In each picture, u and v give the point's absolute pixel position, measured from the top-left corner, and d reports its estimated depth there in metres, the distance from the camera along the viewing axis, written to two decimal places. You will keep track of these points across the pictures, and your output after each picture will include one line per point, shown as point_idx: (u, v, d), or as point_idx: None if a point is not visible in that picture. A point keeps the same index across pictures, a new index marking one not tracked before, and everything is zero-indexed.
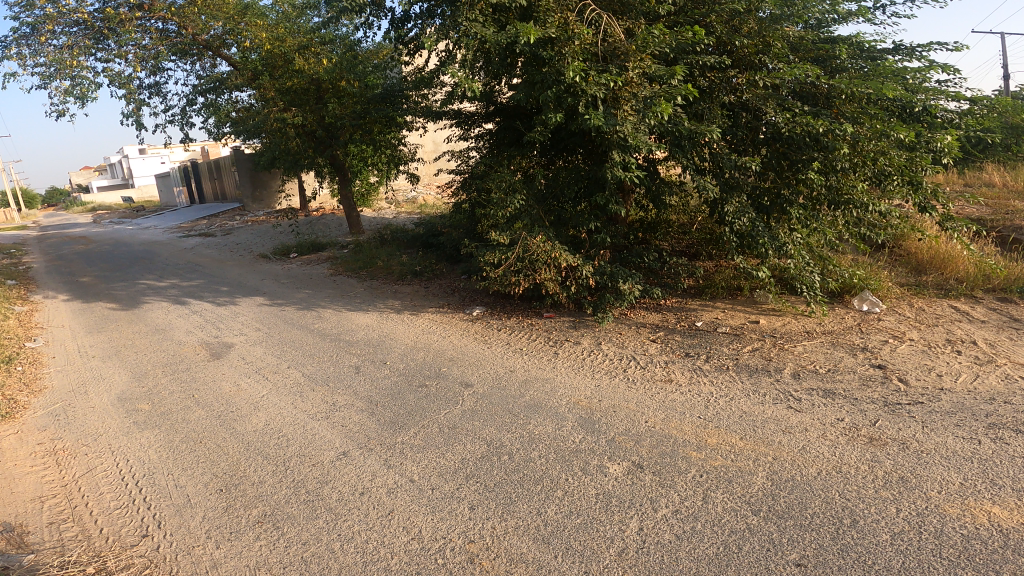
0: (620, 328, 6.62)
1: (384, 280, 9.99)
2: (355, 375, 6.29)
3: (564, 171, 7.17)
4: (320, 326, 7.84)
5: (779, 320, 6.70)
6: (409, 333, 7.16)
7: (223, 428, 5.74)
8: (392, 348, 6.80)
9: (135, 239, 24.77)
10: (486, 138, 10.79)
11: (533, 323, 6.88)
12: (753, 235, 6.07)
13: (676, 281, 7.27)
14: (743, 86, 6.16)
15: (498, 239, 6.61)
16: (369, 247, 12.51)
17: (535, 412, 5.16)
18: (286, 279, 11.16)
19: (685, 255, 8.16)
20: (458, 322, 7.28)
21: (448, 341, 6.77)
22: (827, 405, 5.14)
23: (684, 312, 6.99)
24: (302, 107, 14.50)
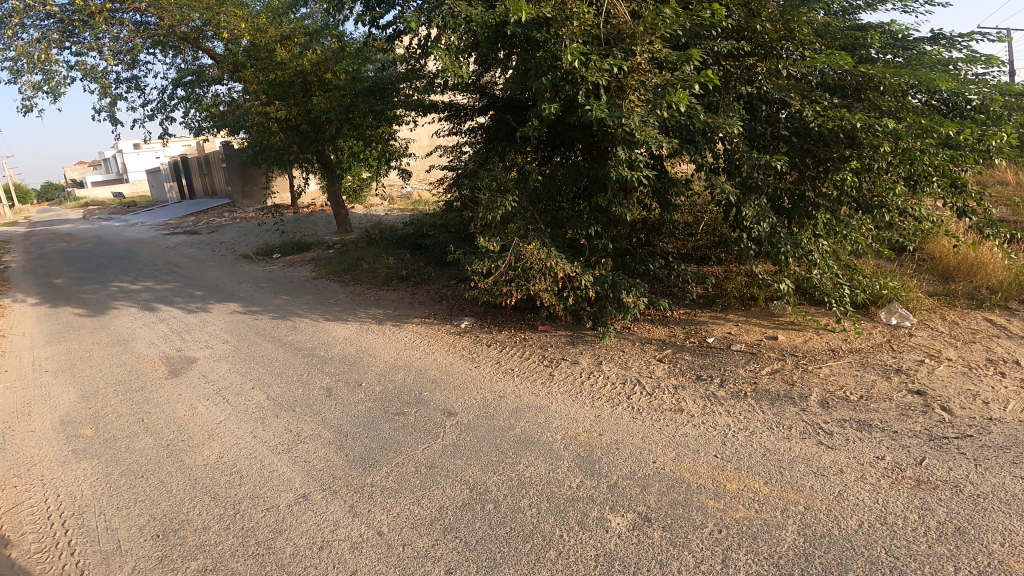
0: (623, 345, 5.92)
1: (367, 284, 9.26)
2: (325, 400, 5.59)
3: (562, 170, 6.46)
4: (293, 338, 7.13)
5: (800, 336, 5.98)
6: (389, 349, 6.45)
7: (172, 461, 5.04)
8: (368, 367, 6.10)
9: (120, 237, 23.97)
10: (480, 134, 10.08)
11: (526, 339, 6.17)
12: (775, 242, 5.33)
13: (685, 291, 6.54)
14: (763, 76, 5.48)
15: (486, 246, 5.88)
16: (355, 248, 11.77)
17: (526, 450, 4.48)
18: (264, 282, 10.42)
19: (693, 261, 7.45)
20: (443, 335, 6.56)
21: (430, 359, 6.06)
22: (862, 441, 4.45)
23: (693, 326, 6.28)
24: (286, 100, 13.72)
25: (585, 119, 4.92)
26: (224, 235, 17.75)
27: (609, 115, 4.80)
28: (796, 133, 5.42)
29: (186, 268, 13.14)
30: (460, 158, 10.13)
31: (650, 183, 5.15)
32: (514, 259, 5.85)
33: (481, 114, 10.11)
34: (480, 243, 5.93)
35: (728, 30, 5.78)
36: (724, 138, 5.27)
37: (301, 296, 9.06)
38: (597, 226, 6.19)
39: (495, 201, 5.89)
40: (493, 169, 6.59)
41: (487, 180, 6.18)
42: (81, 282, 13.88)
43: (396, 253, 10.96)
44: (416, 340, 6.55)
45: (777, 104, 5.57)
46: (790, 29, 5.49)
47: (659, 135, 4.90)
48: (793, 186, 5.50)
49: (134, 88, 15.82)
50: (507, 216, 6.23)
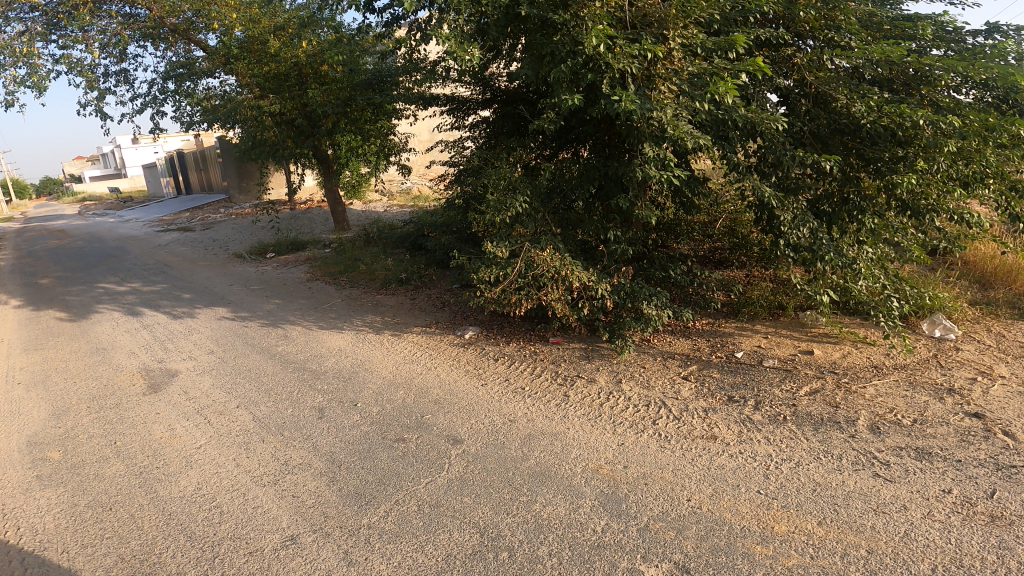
0: (644, 359, 5.37)
1: (364, 287, 8.70)
2: (318, 423, 5.09)
3: (577, 169, 5.92)
4: (283, 349, 6.59)
5: (837, 350, 5.39)
6: (387, 363, 5.92)
7: (146, 492, 4.52)
8: (364, 384, 5.57)
9: (112, 235, 23.34)
10: (484, 130, 9.53)
11: (537, 353, 5.61)
12: (815, 248, 4.72)
13: (709, 300, 5.97)
14: (805, 67, 4.94)
15: (493, 251, 5.32)
16: (351, 248, 11.21)
17: (543, 485, 3.97)
18: (255, 284, 9.84)
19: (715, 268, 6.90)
20: (445, 348, 6.03)
21: (432, 376, 5.52)
22: (922, 473, 3.94)
23: (719, 337, 5.68)
24: (280, 94, 13.15)
25: (610, 110, 4.37)
26: (217, 233, 17.17)
27: (641, 107, 4.27)
28: (840, 129, 4.89)
29: (176, 268, 12.60)
30: (463, 154, 9.59)
31: (682, 186, 4.63)
32: (524, 265, 5.29)
33: (485, 108, 9.55)
34: (486, 249, 5.37)
35: (763, 16, 5.23)
36: (763, 136, 4.76)
37: (294, 299, 8.50)
38: (616, 229, 5.65)
39: (503, 202, 5.34)
40: (502, 168, 6.04)
41: (495, 179, 5.63)
42: (67, 283, 13.33)
43: (395, 253, 10.40)
44: (416, 353, 6.02)
45: (818, 98, 5.04)
46: (834, 16, 5.01)
47: (696, 130, 4.37)
48: (835, 187, 4.92)
49: (123, 82, 15.19)
50: (516, 219, 5.69)
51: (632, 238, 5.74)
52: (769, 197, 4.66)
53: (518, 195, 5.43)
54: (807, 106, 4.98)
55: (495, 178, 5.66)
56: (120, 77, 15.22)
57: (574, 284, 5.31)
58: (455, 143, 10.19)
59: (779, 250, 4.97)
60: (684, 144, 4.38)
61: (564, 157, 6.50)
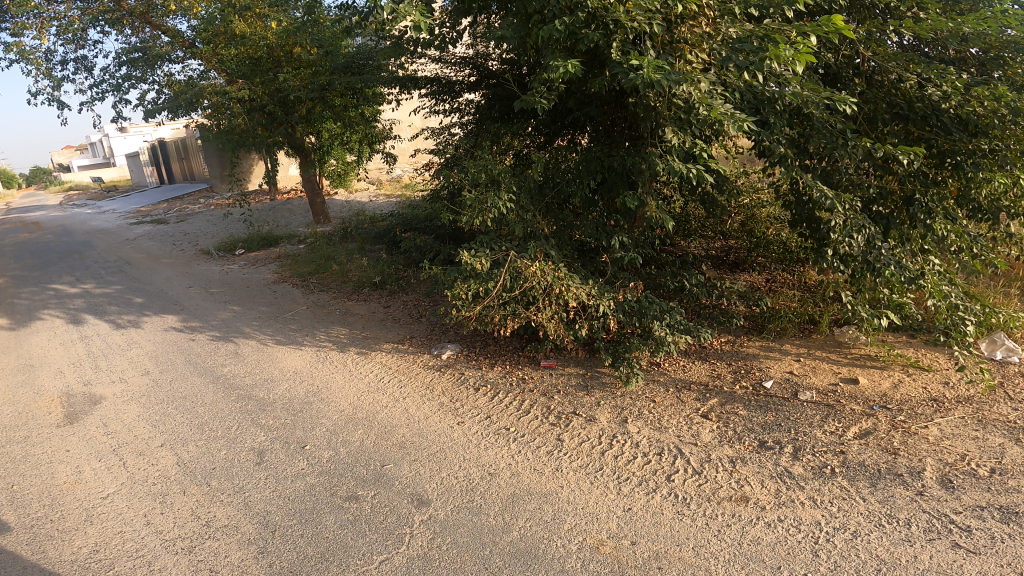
0: (654, 390, 4.44)
1: (334, 289, 7.67)
2: (256, 473, 4.16)
3: (576, 160, 4.98)
4: (230, 368, 5.62)
5: (887, 377, 4.47)
6: (347, 390, 4.97)
7: (29, 556, 3.58)
8: (317, 421, 4.62)
9: (84, 228, 22.12)
10: (471, 114, 8.53)
11: (524, 380, 4.68)
12: (872, 257, 3.77)
13: (731, 314, 5.03)
14: (861, 39, 3.99)
15: (471, 262, 4.36)
16: (325, 244, 10.18)
17: (528, 567, 3.04)
18: (215, 285, 8.80)
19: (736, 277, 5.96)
20: (417, 371, 5.08)
21: (399, 410, 4.58)
22: (1014, 541, 3.02)
23: (742, 360, 4.74)
24: (251, 79, 11.89)
25: (622, 80, 3.40)
26: (189, 226, 16.05)
27: (661, 81, 3.32)
28: (903, 115, 3.97)
29: (136, 266, 11.55)
30: (449, 140, 8.60)
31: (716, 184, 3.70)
32: (507, 278, 4.34)
33: (472, 91, 8.54)
34: (462, 258, 4.41)
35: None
36: (811, 122, 3.80)
37: (253, 304, 7.48)
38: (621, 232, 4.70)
39: (485, 201, 4.37)
40: (486, 160, 5.06)
41: (475, 172, 4.64)
42: (19, 282, 12.25)
43: (372, 250, 9.37)
44: (383, 377, 5.08)
45: (873, 77, 4.13)
46: None
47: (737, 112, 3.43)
48: (897, 187, 3.97)
49: (83, 70, 13.95)
50: (502, 221, 4.73)
51: (641, 243, 4.79)
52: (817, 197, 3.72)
53: (502, 194, 4.45)
54: (861, 86, 4.04)
55: (476, 171, 4.67)
56: (79, 64, 13.97)
57: (569, 302, 4.37)
58: (440, 129, 9.16)
59: (823, 260, 4.02)
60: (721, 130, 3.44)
61: (559, 147, 5.53)
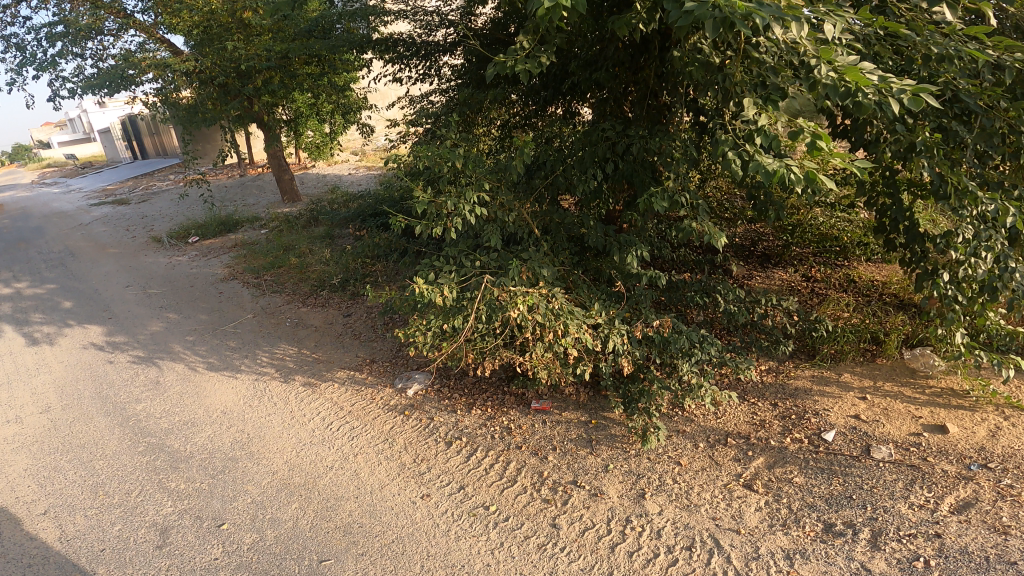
0: (677, 448, 3.39)
1: (289, 289, 6.26)
2: (148, 566, 3.09)
3: (576, 140, 3.80)
4: (145, 406, 4.49)
5: (987, 421, 3.37)
6: (286, 440, 3.88)
7: None
8: (241, 487, 3.55)
9: (43, 209, 20.52)
10: (452, 82, 7.24)
11: (509, 433, 3.60)
12: (1002, 277, 2.78)
13: (777, 340, 3.96)
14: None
15: (428, 292, 3.28)
16: (287, 230, 8.81)
17: None
18: (156, 282, 7.26)
19: (773, 286, 4.87)
20: (372, 414, 3.99)
21: (346, 474, 3.50)
22: None
23: (790, 400, 3.67)
24: (202, 49, 9.85)
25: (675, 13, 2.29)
26: (148, 206, 14.47)
27: (725, 14, 2.17)
28: None
29: (79, 255, 10.14)
30: (427, 112, 7.27)
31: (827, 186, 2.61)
32: (476, 314, 3.27)
33: (452, 54, 7.20)
34: (418, 286, 3.32)
35: None
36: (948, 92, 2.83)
37: (192, 310, 6.07)
38: (634, 238, 3.59)
39: (448, 205, 3.23)
40: (457, 142, 3.87)
41: (444, 160, 3.48)
42: None
43: (340, 237, 8.01)
44: (331, 421, 3.98)
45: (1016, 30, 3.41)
46: None
47: (892, 78, 2.43)
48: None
49: (14, 48, 12.09)
50: (481, 225, 3.61)
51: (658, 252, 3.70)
52: (957, 194, 2.75)
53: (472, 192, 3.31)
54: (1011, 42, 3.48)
55: (436, 161, 3.50)
56: (11, 40, 12.19)
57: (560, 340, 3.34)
58: (418, 99, 7.81)
59: (928, 283, 3.05)
60: (855, 99, 2.42)
61: (556, 125, 4.36)
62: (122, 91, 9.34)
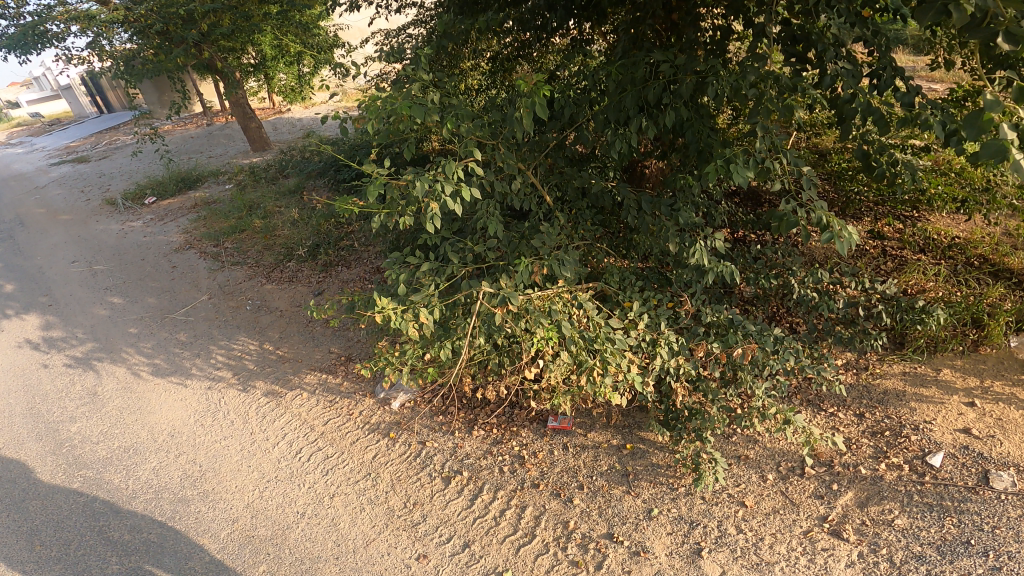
0: (741, 482, 2.71)
1: (253, 259, 5.21)
2: None
3: (597, 78, 2.76)
4: (80, 425, 3.72)
5: None
6: (248, 473, 3.13)
7: None
8: (195, 541, 2.84)
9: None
10: (432, 10, 5.87)
11: (521, 464, 2.84)
12: None
13: (863, 328, 3.11)
14: None
15: (398, 321, 2.39)
16: (251, 186, 7.67)
17: None
18: (104, 257, 6.29)
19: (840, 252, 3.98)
20: (349, 435, 3.20)
21: (321, 524, 2.78)
22: None
23: (880, 410, 2.97)
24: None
25: None
26: (107, 160, 13.08)
27: None
28: None
29: (28, 224, 9.07)
30: (403, 47, 6.01)
31: None
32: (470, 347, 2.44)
33: None
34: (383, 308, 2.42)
35: None
36: None
37: (139, 292, 5.15)
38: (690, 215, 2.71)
39: (415, 187, 2.25)
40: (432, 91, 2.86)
41: (414, 115, 2.46)
42: None
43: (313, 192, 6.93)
44: (299, 447, 3.21)
45: None
46: None
47: None
48: None
49: None
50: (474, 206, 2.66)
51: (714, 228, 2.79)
52: None
53: (452, 163, 2.34)
54: None
55: (403, 116, 2.49)
56: None
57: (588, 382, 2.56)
58: (394, 34, 6.44)
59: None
60: None
61: (568, 53, 3.27)
62: (42, 49, 7.61)
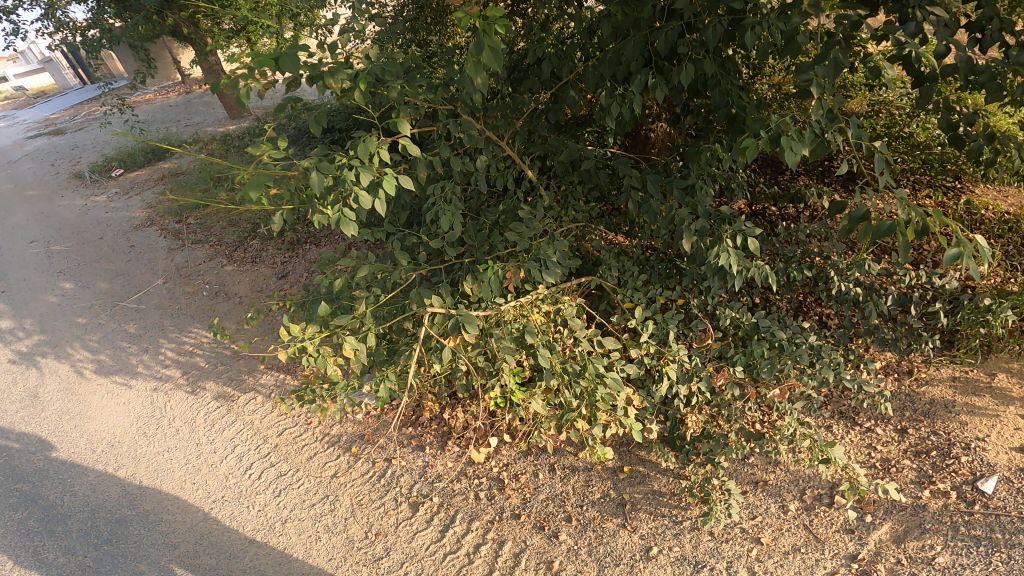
0: (761, 514, 2.33)
1: (216, 239, 4.75)
2: None
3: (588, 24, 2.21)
4: (18, 431, 3.39)
5: None
6: (194, 491, 2.78)
7: None
8: (130, 570, 2.51)
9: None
10: None
11: (500, 490, 2.46)
12: None
13: (909, 328, 2.65)
14: None
15: (316, 359, 2.05)
16: (223, 156, 7.12)
17: None
18: (62, 236, 5.85)
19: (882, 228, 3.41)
20: (307, 450, 2.82)
21: (271, 555, 2.42)
22: None
23: (924, 425, 2.55)
24: None
25: None
26: (84, 130, 12.50)
27: None
28: None
29: None
30: None
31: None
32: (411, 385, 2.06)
33: None
34: (303, 336, 2.09)
35: None
36: None
37: (94, 277, 4.75)
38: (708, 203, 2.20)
39: (310, 179, 1.78)
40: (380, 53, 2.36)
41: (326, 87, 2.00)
42: None
43: None
44: (252, 461, 2.84)
45: None
46: None
47: None
48: None
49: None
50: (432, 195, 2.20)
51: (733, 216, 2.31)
52: None
53: (366, 143, 1.89)
54: None
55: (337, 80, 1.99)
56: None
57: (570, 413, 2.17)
58: None
59: None
60: None
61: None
62: None
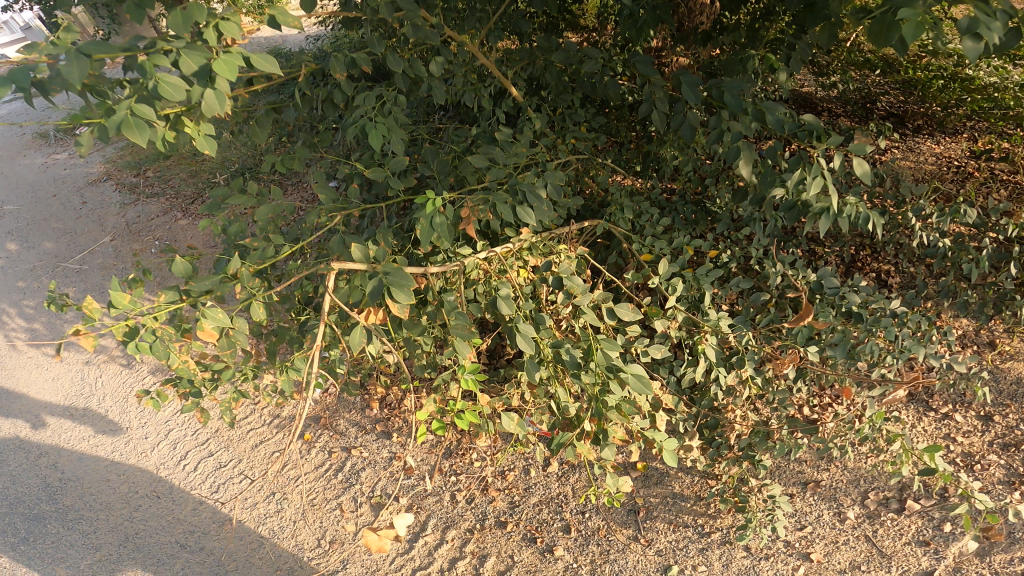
0: (810, 524, 1.86)
1: (170, 189, 4.19)
2: None
3: None
4: None
5: None
6: (129, 480, 2.36)
7: None
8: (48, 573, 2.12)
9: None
10: None
11: (483, 490, 1.99)
12: None
13: (1000, 289, 2.07)
14: None
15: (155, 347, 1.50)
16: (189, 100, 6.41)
17: None
18: (13, 193, 5.32)
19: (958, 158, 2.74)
20: (253, 436, 2.37)
21: (205, 564, 1.97)
22: None
23: (1015, 409, 2.02)
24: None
25: None
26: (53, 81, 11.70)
27: None
28: None
29: None
30: None
31: None
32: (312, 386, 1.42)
33: None
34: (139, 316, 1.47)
35: None
36: None
37: (39, 236, 4.26)
38: (782, 109, 1.43)
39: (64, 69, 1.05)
40: None
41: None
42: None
43: None
44: (190, 449, 2.40)
45: None
46: None
47: None
48: None
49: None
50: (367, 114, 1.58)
51: (825, 127, 1.57)
52: None
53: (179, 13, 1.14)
54: None
55: None
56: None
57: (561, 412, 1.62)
58: None
59: None
60: None
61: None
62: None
